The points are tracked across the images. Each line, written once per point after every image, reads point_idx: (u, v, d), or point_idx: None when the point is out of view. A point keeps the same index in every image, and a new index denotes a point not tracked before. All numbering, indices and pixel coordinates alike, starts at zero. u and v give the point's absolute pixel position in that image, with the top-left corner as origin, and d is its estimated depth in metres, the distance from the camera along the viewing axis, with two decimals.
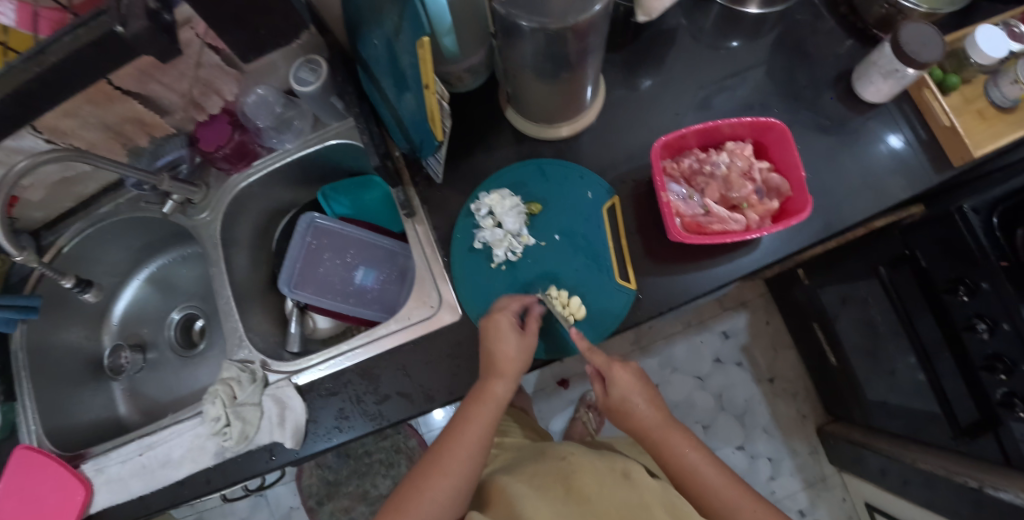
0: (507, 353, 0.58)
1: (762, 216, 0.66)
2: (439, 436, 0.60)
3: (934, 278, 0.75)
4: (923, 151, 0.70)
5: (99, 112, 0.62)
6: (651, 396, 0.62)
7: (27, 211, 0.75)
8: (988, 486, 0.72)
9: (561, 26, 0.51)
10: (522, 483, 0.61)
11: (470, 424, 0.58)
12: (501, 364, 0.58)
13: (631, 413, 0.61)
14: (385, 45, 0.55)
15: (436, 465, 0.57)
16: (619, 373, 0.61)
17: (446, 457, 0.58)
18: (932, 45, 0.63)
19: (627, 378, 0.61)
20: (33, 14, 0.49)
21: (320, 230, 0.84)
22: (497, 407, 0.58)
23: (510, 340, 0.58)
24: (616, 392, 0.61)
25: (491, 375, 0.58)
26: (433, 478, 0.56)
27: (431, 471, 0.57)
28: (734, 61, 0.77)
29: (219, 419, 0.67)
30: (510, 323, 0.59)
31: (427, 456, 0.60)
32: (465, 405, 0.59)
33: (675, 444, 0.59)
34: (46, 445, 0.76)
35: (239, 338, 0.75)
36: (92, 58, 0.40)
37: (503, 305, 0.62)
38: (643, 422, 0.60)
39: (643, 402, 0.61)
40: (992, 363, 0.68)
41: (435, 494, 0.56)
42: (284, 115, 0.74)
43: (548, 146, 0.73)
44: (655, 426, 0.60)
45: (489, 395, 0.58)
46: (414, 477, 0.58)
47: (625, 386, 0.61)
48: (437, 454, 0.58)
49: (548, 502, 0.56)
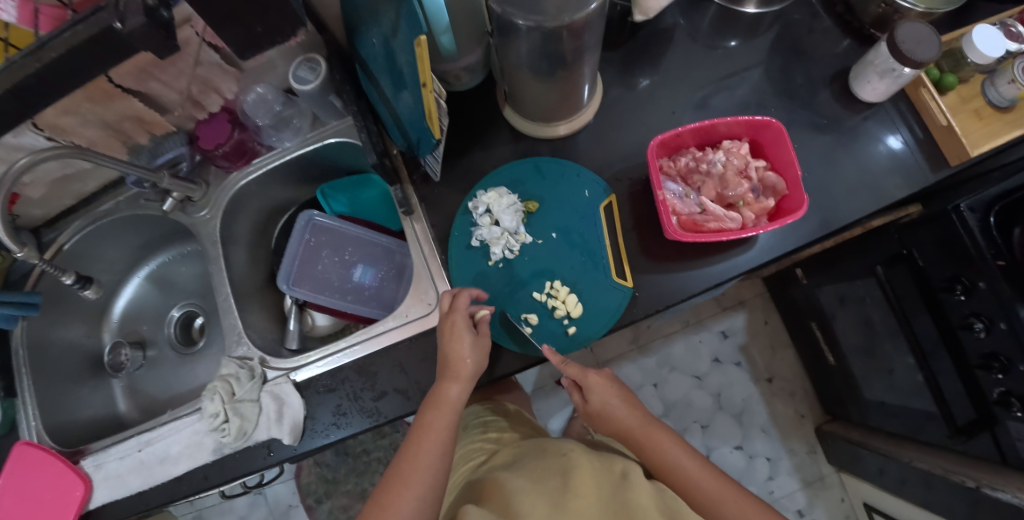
0: (461, 353, 0.59)
1: (758, 214, 0.66)
2: (403, 445, 0.59)
3: (931, 277, 0.75)
4: (919, 150, 0.71)
5: (99, 110, 0.62)
6: (628, 398, 0.65)
7: (27, 208, 0.76)
8: (985, 486, 0.72)
9: (556, 25, 0.52)
10: (519, 479, 0.61)
11: (431, 430, 0.57)
12: (457, 366, 0.59)
13: (610, 415, 0.64)
14: (383, 45, 0.58)
15: (405, 474, 0.56)
16: (593, 378, 0.65)
17: (414, 467, 0.56)
18: (927, 44, 0.63)
19: (603, 382, 0.65)
20: (33, 10, 0.49)
21: (318, 227, 0.84)
22: (452, 411, 0.58)
23: (465, 341, 0.59)
24: (595, 397, 0.65)
25: (447, 378, 0.59)
26: (401, 488, 0.55)
27: (394, 482, 0.55)
28: (731, 60, 0.78)
29: (217, 415, 0.68)
30: (465, 324, 0.60)
31: (391, 468, 0.58)
32: (423, 412, 0.58)
33: (655, 440, 0.61)
34: (46, 441, 0.76)
35: (237, 335, 0.75)
36: (90, 54, 0.41)
37: (450, 304, 0.62)
38: (623, 423, 0.63)
39: (620, 403, 0.64)
40: (988, 362, 0.68)
41: (406, 504, 0.54)
42: (283, 114, 0.75)
43: (545, 145, 0.73)
44: (635, 425, 0.62)
45: (445, 398, 0.58)
46: (378, 488, 0.56)
47: (602, 388, 0.65)
48: (404, 462, 0.57)
49: (542, 499, 0.56)
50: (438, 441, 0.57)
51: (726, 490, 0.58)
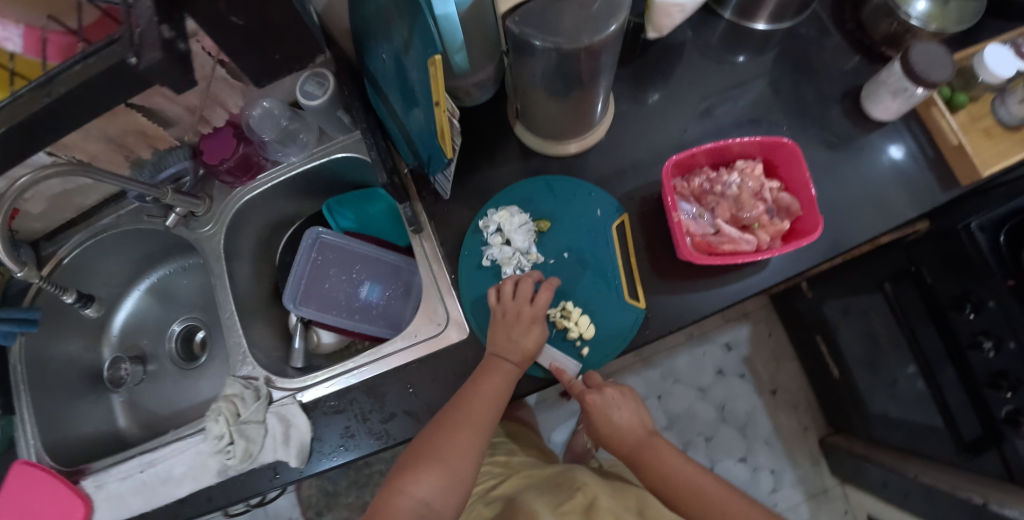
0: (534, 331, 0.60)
1: (773, 236, 0.66)
2: (458, 389, 0.59)
3: (939, 294, 0.75)
4: (930, 168, 0.70)
5: (102, 125, 0.61)
6: (634, 412, 0.62)
7: (27, 222, 0.74)
8: (992, 503, 0.71)
9: (574, 46, 0.51)
10: (540, 498, 0.63)
11: (491, 382, 0.58)
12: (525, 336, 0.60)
13: (611, 434, 0.61)
14: (394, 62, 0.57)
15: (462, 412, 0.56)
16: (589, 399, 0.61)
17: (469, 414, 0.56)
18: (941, 64, 0.63)
19: (600, 402, 0.61)
20: (41, 40, 0.49)
21: (326, 245, 0.83)
22: (508, 377, 0.59)
23: (538, 312, 0.61)
24: (593, 416, 0.62)
25: (506, 345, 0.60)
26: (462, 426, 0.55)
27: (453, 420, 0.56)
28: (742, 76, 0.77)
29: (221, 437, 0.66)
30: (536, 318, 0.61)
31: (446, 405, 0.58)
32: (481, 368, 0.60)
33: (657, 453, 0.59)
34: (45, 460, 0.74)
35: (242, 354, 0.74)
36: (103, 88, 0.39)
37: (511, 289, 0.62)
38: (623, 443, 0.61)
39: (626, 419, 0.61)
40: (997, 380, 0.68)
41: (464, 443, 0.55)
42: (289, 128, 0.73)
43: (557, 163, 0.72)
44: (633, 441, 0.60)
45: (504, 361, 0.59)
46: (428, 435, 0.56)
47: (605, 408, 0.62)
48: (461, 399, 0.57)
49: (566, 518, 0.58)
50: (498, 395, 0.58)
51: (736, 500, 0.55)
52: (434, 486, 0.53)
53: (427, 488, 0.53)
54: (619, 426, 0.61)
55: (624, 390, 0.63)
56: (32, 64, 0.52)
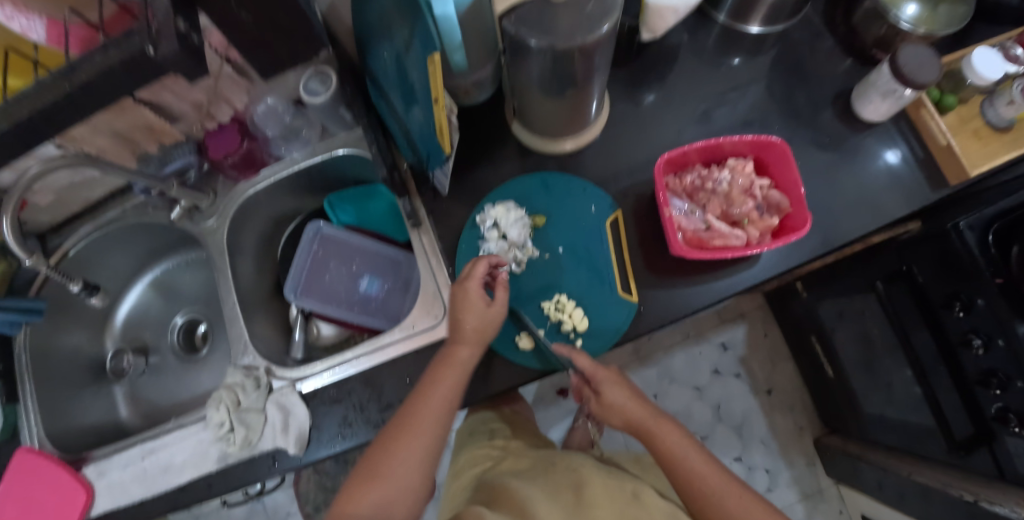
0: (479, 320, 0.59)
1: (763, 232, 0.67)
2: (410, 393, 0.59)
3: (930, 293, 0.76)
4: (920, 169, 0.72)
5: (111, 119, 0.62)
6: (635, 394, 0.63)
7: (34, 214, 0.76)
8: (983, 500, 0.71)
9: (568, 46, 0.53)
10: (532, 485, 0.61)
11: (439, 387, 0.57)
12: (471, 329, 0.59)
13: (621, 409, 0.62)
14: (394, 60, 0.58)
15: (410, 420, 0.56)
16: (603, 373, 0.62)
17: (419, 413, 0.56)
18: (929, 66, 0.64)
19: (612, 378, 0.63)
20: (63, 32, 0.51)
21: (326, 239, 0.84)
22: (463, 370, 0.59)
23: (478, 306, 0.60)
24: (604, 391, 0.62)
25: (457, 338, 0.60)
26: (410, 434, 0.56)
27: (401, 432, 0.56)
28: (736, 78, 0.79)
29: (222, 424, 0.68)
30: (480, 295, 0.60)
31: (399, 412, 0.58)
32: (432, 369, 0.59)
33: (660, 436, 0.59)
34: (47, 447, 0.76)
35: (243, 345, 0.76)
36: (120, 77, 0.41)
37: (469, 271, 0.62)
38: (634, 417, 0.61)
39: (628, 400, 0.62)
40: (986, 378, 0.69)
41: (413, 451, 0.55)
42: (292, 125, 0.75)
43: (553, 160, 0.74)
44: (641, 417, 0.61)
45: (455, 360, 0.59)
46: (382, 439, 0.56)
47: (611, 385, 0.62)
48: (410, 406, 0.57)
49: (558, 504, 0.58)
50: (447, 399, 0.57)
51: (732, 488, 0.57)
52: (384, 497, 0.54)
53: (378, 498, 0.54)
54: (626, 401, 0.62)
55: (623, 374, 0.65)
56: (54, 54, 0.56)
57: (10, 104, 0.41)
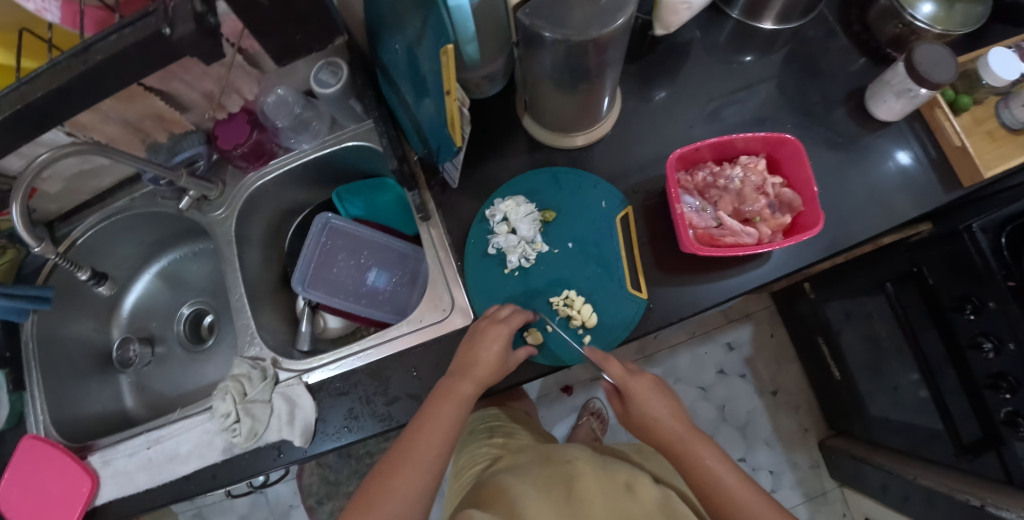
0: (492, 356, 0.60)
1: (774, 230, 0.67)
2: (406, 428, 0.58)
3: (940, 295, 0.75)
4: (933, 169, 0.71)
5: (121, 108, 0.62)
6: (673, 407, 0.61)
7: (43, 202, 0.76)
8: (990, 505, 0.71)
9: (583, 39, 0.52)
10: (524, 484, 0.59)
11: (437, 422, 0.57)
12: (480, 369, 0.59)
13: (654, 425, 0.60)
14: (406, 51, 0.58)
15: (405, 456, 0.55)
16: (640, 384, 0.61)
17: (416, 446, 0.56)
18: (945, 66, 0.64)
19: (649, 390, 0.61)
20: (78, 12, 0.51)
21: (335, 230, 0.84)
22: (462, 405, 0.58)
23: (496, 349, 0.60)
24: (639, 405, 0.61)
25: (459, 374, 0.60)
26: (408, 470, 0.55)
27: (398, 464, 0.55)
28: (748, 75, 0.78)
29: (229, 415, 0.68)
30: (503, 336, 0.61)
31: (393, 447, 0.57)
32: (431, 402, 0.59)
33: (697, 453, 0.57)
34: (52, 435, 0.76)
35: (250, 335, 0.76)
36: (133, 58, 0.41)
37: (506, 315, 0.63)
38: (670, 433, 0.59)
39: (666, 413, 0.60)
40: (996, 382, 0.68)
41: (407, 489, 0.54)
42: (302, 116, 0.74)
43: (563, 155, 0.74)
44: (680, 433, 0.59)
45: (455, 394, 0.58)
46: (379, 472, 0.56)
47: (645, 398, 0.61)
48: (406, 443, 0.56)
49: (549, 500, 0.55)
50: (444, 435, 0.56)
51: (774, 516, 0.54)
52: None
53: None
54: (664, 415, 0.60)
55: (661, 382, 0.63)
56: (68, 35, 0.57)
57: (24, 84, 0.42)
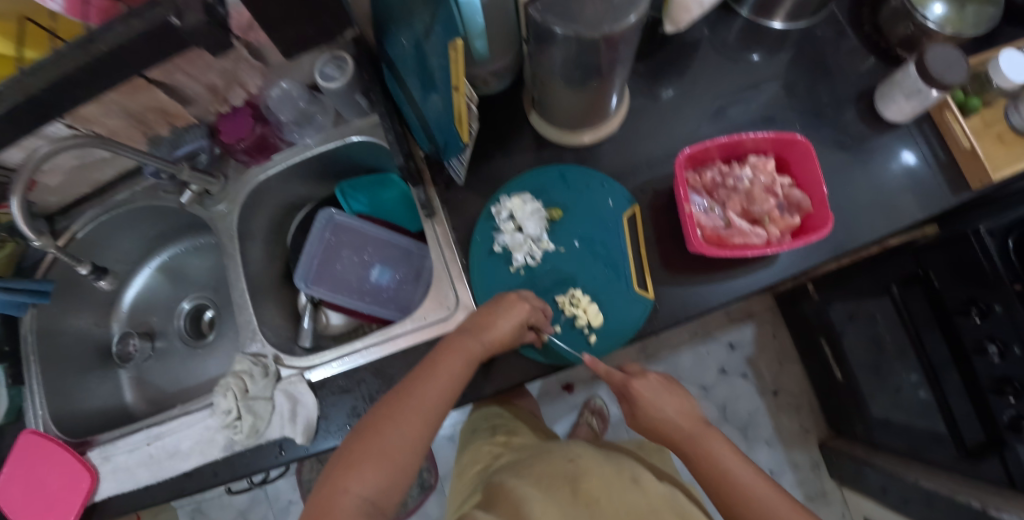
0: (509, 324, 0.58)
1: (783, 231, 0.66)
2: (406, 376, 0.56)
3: (946, 298, 0.74)
4: (942, 172, 0.71)
5: (123, 100, 0.61)
6: (683, 406, 0.59)
7: (43, 195, 0.75)
8: (991, 508, 0.70)
9: (595, 34, 0.51)
10: (527, 481, 0.58)
11: (443, 371, 0.55)
12: (494, 334, 0.58)
13: (660, 425, 0.58)
14: (414, 46, 0.57)
15: (412, 400, 0.53)
16: (653, 379, 0.61)
17: (417, 396, 0.53)
18: (956, 68, 0.63)
19: (656, 389, 0.60)
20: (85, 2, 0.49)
21: (339, 226, 0.84)
22: (469, 361, 0.57)
23: (515, 319, 0.59)
24: (643, 406, 0.59)
25: (471, 332, 0.58)
26: (408, 419, 0.52)
27: (397, 412, 0.52)
28: (756, 74, 0.77)
29: (230, 412, 0.67)
30: (525, 308, 0.60)
31: (393, 391, 0.55)
32: (435, 354, 0.57)
33: (708, 447, 0.57)
34: (52, 431, 0.75)
35: (252, 331, 0.75)
36: (141, 46, 0.41)
37: (524, 294, 0.62)
38: (675, 433, 0.58)
39: (673, 413, 0.58)
40: (1001, 386, 0.67)
41: (411, 433, 0.52)
42: (306, 110, 0.74)
43: (570, 153, 0.73)
44: (687, 431, 0.57)
45: (463, 349, 0.57)
46: (373, 420, 0.52)
47: (652, 396, 0.59)
48: (408, 388, 0.54)
49: (552, 498, 0.55)
50: (448, 385, 0.55)
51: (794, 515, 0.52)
52: (377, 483, 0.49)
53: (370, 485, 0.48)
54: (672, 413, 0.58)
55: (668, 379, 0.62)
56: (72, 24, 0.56)
57: (26, 76, 0.41)
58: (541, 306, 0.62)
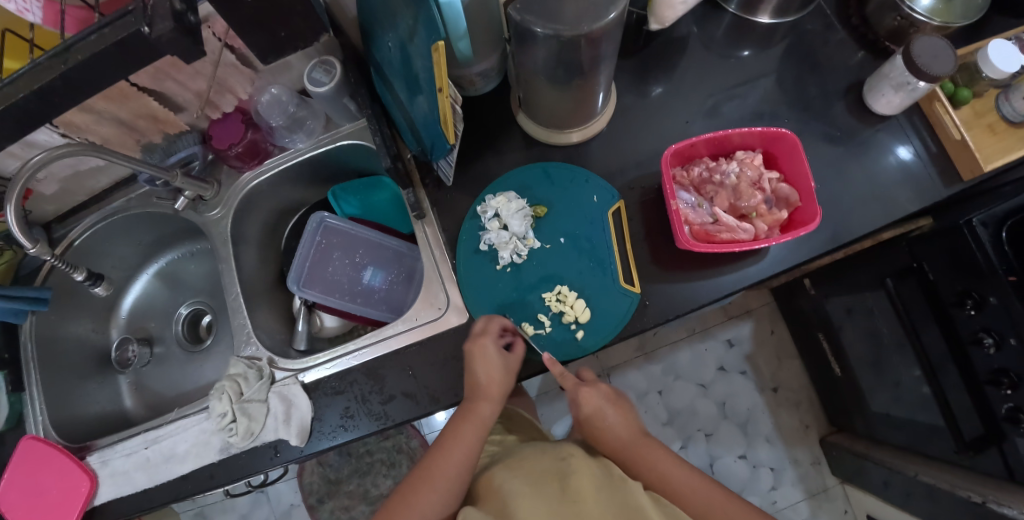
0: (492, 373, 0.59)
1: (770, 226, 0.66)
2: (428, 452, 0.59)
3: (942, 291, 0.74)
4: (933, 164, 0.70)
5: (115, 108, 0.62)
6: (623, 413, 0.65)
7: (39, 204, 0.77)
8: (991, 502, 0.70)
9: (575, 33, 0.52)
10: (517, 480, 0.58)
11: (457, 442, 0.58)
12: (486, 386, 0.59)
13: (603, 431, 0.64)
14: (400, 49, 0.57)
15: (432, 472, 0.56)
16: (585, 390, 0.65)
17: (436, 465, 0.57)
18: (943, 58, 0.62)
19: (597, 395, 0.65)
20: (60, 13, 0.51)
21: (330, 229, 0.85)
22: (481, 424, 0.59)
23: (495, 363, 0.59)
24: (588, 409, 0.65)
25: (477, 396, 0.60)
26: (425, 489, 0.55)
27: (421, 483, 0.56)
28: (746, 70, 0.77)
29: (225, 415, 0.68)
30: (494, 343, 0.60)
31: (416, 468, 0.59)
32: (450, 424, 0.60)
33: (650, 457, 0.61)
34: (52, 436, 0.76)
35: (247, 335, 0.76)
36: (115, 56, 0.42)
37: (482, 328, 0.62)
38: (619, 441, 0.63)
39: (615, 420, 0.64)
40: (997, 378, 0.66)
41: (426, 503, 0.54)
42: (296, 115, 0.75)
43: (559, 152, 0.73)
44: (626, 440, 0.63)
45: (473, 415, 0.59)
46: (402, 488, 0.57)
47: (597, 401, 0.65)
48: (426, 468, 0.57)
49: (541, 498, 0.53)
50: (466, 453, 0.58)
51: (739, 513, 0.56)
52: None
53: None
54: (614, 421, 0.64)
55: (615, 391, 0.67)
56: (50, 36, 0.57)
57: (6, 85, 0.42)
58: (515, 331, 0.64)
